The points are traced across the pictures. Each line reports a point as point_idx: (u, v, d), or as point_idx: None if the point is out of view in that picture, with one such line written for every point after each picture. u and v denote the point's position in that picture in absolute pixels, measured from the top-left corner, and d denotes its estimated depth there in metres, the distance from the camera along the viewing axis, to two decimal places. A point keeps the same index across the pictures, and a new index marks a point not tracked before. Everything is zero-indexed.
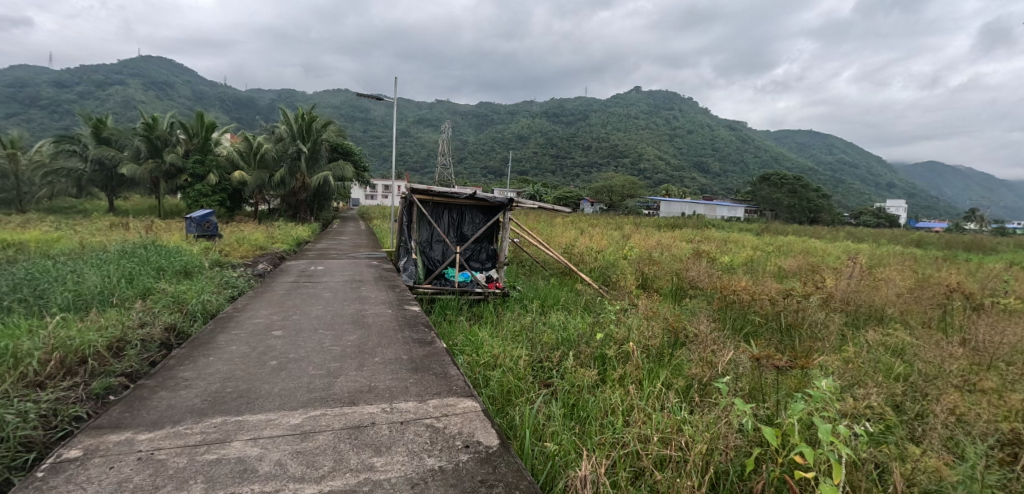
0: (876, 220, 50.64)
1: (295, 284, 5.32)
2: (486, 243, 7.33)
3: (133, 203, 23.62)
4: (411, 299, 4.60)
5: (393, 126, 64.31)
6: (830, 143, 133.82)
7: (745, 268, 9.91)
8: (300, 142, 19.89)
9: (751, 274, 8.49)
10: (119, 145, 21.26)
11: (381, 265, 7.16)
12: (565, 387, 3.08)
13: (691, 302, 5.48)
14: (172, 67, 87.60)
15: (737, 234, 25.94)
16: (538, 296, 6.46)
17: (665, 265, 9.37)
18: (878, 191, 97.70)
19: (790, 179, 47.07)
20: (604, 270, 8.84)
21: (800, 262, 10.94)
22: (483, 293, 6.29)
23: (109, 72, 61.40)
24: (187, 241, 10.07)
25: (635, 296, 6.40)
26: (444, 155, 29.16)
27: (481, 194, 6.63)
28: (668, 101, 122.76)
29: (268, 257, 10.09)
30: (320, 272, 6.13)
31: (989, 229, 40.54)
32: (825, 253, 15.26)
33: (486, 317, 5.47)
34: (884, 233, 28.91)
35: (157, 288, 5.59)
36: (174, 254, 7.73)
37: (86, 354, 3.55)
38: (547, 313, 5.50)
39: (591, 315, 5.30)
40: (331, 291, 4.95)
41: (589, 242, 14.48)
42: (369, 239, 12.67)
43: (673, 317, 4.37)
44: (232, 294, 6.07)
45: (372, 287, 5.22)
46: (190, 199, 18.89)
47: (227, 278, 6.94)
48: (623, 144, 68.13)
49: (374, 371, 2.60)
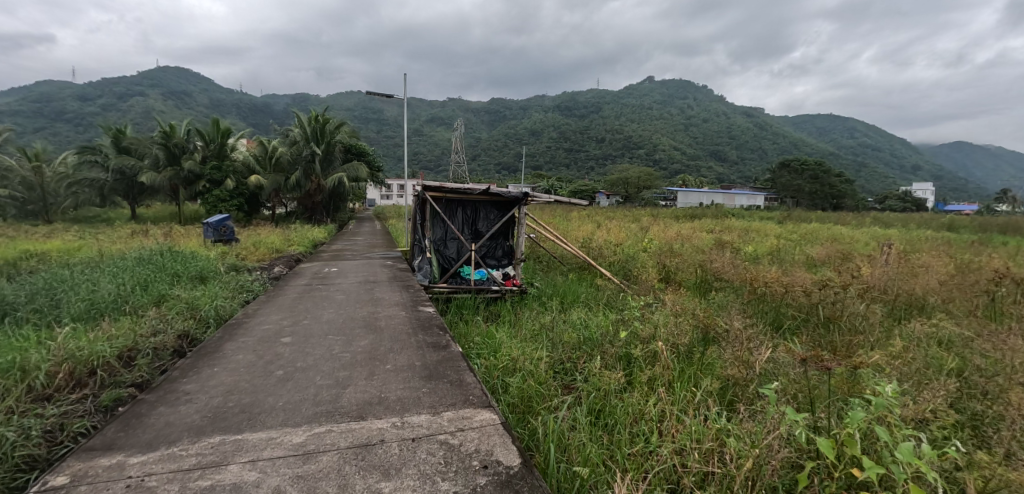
0: (902, 204, 48.97)
1: (308, 287, 5.21)
2: (502, 240, 7.13)
3: (154, 211, 24.12)
4: (426, 300, 4.44)
5: (406, 126, 64.58)
6: (852, 127, 129.75)
7: (771, 257, 9.52)
8: (314, 144, 19.94)
9: (779, 264, 8.11)
10: (139, 154, 21.70)
11: (394, 265, 7.04)
12: (589, 392, 2.88)
13: (719, 295, 5.20)
14: (189, 76, 89.42)
15: (758, 222, 25.24)
16: (557, 293, 6.24)
17: (687, 256, 9.04)
18: (904, 174, 94.37)
19: (810, 164, 45.74)
20: (624, 264, 8.57)
21: (829, 250, 10.49)
22: (500, 291, 6.10)
23: (130, 83, 63.01)
24: (205, 246, 10.15)
25: (659, 291, 6.14)
26: (456, 152, 29.11)
27: (495, 189, 6.43)
28: (682, 90, 120.58)
29: (283, 260, 10.10)
30: (333, 274, 6.02)
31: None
32: (854, 240, 14.66)
33: (504, 317, 5.28)
34: (913, 218, 27.82)
35: (171, 295, 5.57)
36: (190, 259, 7.75)
37: (95, 365, 3.49)
38: (567, 311, 5.28)
39: (614, 311, 5.07)
40: (345, 293, 4.82)
41: (607, 235, 14.19)
42: (384, 239, 12.62)
43: (702, 312, 4.11)
44: (247, 298, 6.02)
45: (386, 287, 5.08)
46: (209, 204, 19.18)
47: (241, 282, 6.92)
48: (637, 135, 67.13)
49: (385, 380, 2.42)
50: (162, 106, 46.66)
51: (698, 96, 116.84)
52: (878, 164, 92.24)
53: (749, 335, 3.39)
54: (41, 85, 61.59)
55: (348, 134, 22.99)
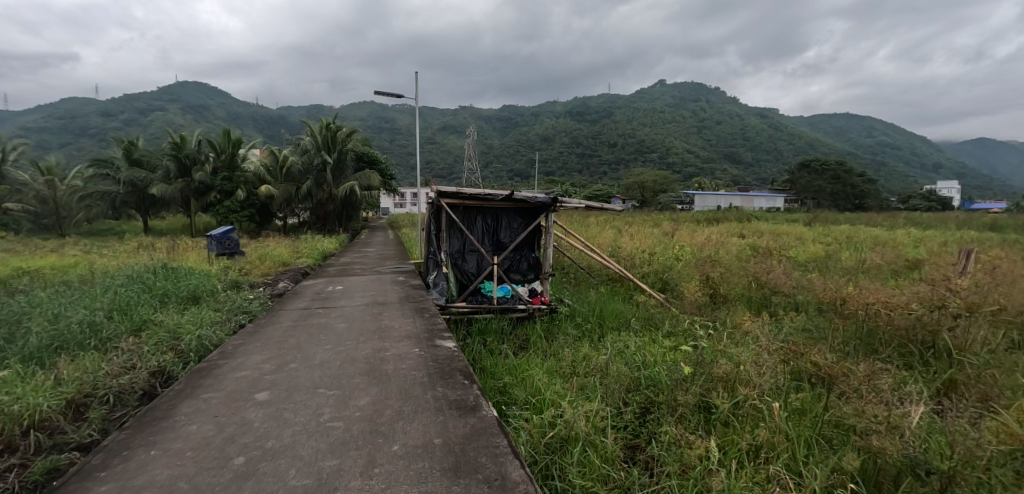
0: (927, 203, 46.88)
1: (307, 311, 4.48)
2: (527, 251, 6.34)
3: (167, 224, 23.89)
4: (444, 330, 3.62)
5: (418, 135, 64.65)
6: (870, 126, 126.43)
7: (822, 266, 8.52)
8: (325, 153, 19.48)
9: (839, 275, 7.17)
10: (152, 167, 21.49)
11: (406, 281, 6.27)
12: (677, 475, 2.14)
13: (795, 316, 4.40)
14: (207, 90, 90.93)
15: (782, 225, 23.97)
16: (593, 312, 5.46)
17: (734, 267, 8.13)
18: (928, 172, 91.29)
19: (831, 165, 44.09)
20: (663, 275, 7.71)
21: (885, 257, 9.42)
22: (527, 310, 5.44)
23: (150, 98, 64.18)
24: (207, 261, 9.53)
25: (715, 312, 5.32)
26: (469, 159, 28.54)
27: (520, 194, 5.67)
28: (694, 93, 119.16)
29: (290, 274, 9.44)
30: (338, 294, 5.29)
31: None
32: (897, 243, 13.49)
33: (537, 345, 4.54)
34: (945, 218, 26.30)
35: (154, 320, 4.88)
36: (186, 276, 7.12)
37: (33, 422, 2.80)
38: (613, 338, 4.50)
39: (671, 338, 4.30)
40: (349, 320, 4.06)
41: (631, 242, 13.30)
42: (396, 250, 11.92)
43: (795, 345, 3.32)
44: (243, 322, 5.32)
45: (398, 312, 4.32)
46: (221, 216, 18.79)
47: (238, 301, 6.23)
48: (650, 139, 66.07)
49: (390, 479, 1.63)
50: (180, 120, 47.22)
51: (711, 98, 115.04)
52: (900, 164, 89.38)
53: (877, 383, 2.60)
54: (65, 102, 63.01)
55: (361, 142, 22.50)
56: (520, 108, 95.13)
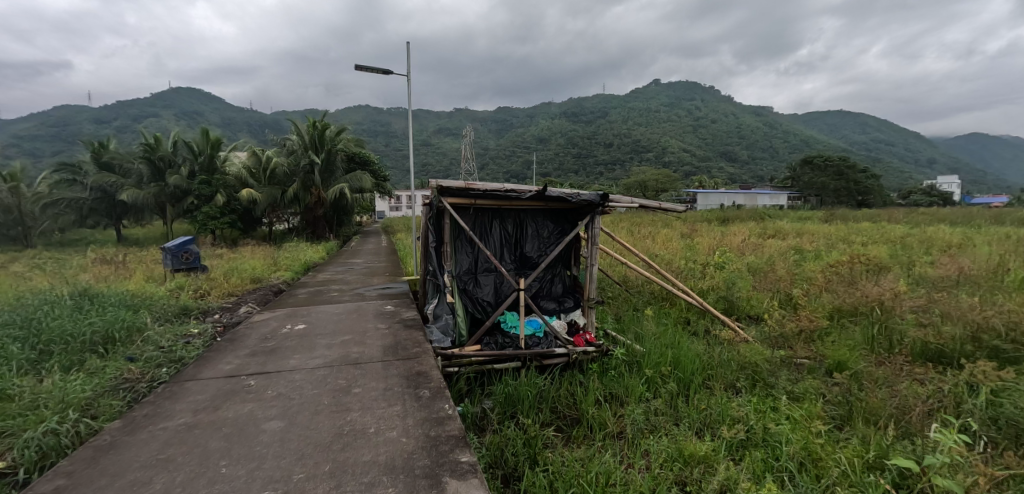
0: (930, 198, 45.12)
1: (237, 379, 2.85)
2: (560, 268, 4.72)
3: (144, 233, 22.13)
4: (455, 444, 1.95)
5: (414, 138, 63.15)
6: (865, 122, 125.32)
7: (911, 276, 6.72)
8: (312, 153, 17.64)
9: (953, 290, 5.48)
10: (125, 171, 19.73)
11: (397, 311, 4.57)
12: None
13: (995, 378, 2.98)
14: (196, 94, 88.47)
15: (804, 224, 21.97)
16: (663, 354, 3.87)
17: (812, 281, 6.51)
18: (926, 168, 89.73)
19: (834, 160, 42.16)
20: (727, 293, 6.11)
21: (979, 261, 7.71)
22: (568, 355, 3.86)
23: (137, 102, 62.19)
24: (157, 282, 7.79)
25: (835, 363, 3.86)
26: (467, 160, 26.71)
27: (556, 191, 4.05)
28: (691, 92, 118.10)
29: (259, 293, 7.72)
30: (291, 341, 3.59)
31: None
32: (956, 242, 11.74)
33: (603, 429, 2.99)
34: (970, 212, 24.46)
35: (12, 390, 3.21)
36: (111, 306, 5.45)
37: None
38: (728, 415, 2.94)
39: (827, 423, 2.86)
40: (291, 410, 2.36)
41: (655, 247, 11.54)
42: (389, 262, 10.21)
43: None
44: (155, 383, 3.57)
45: (376, 385, 2.60)
46: (198, 224, 16.89)
47: (170, 341, 4.56)
48: (646, 138, 64.66)
49: None
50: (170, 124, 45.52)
51: (707, 97, 113.75)
52: (898, 160, 87.90)
53: None
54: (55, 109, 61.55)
55: (351, 142, 20.75)
56: (515, 109, 93.32)
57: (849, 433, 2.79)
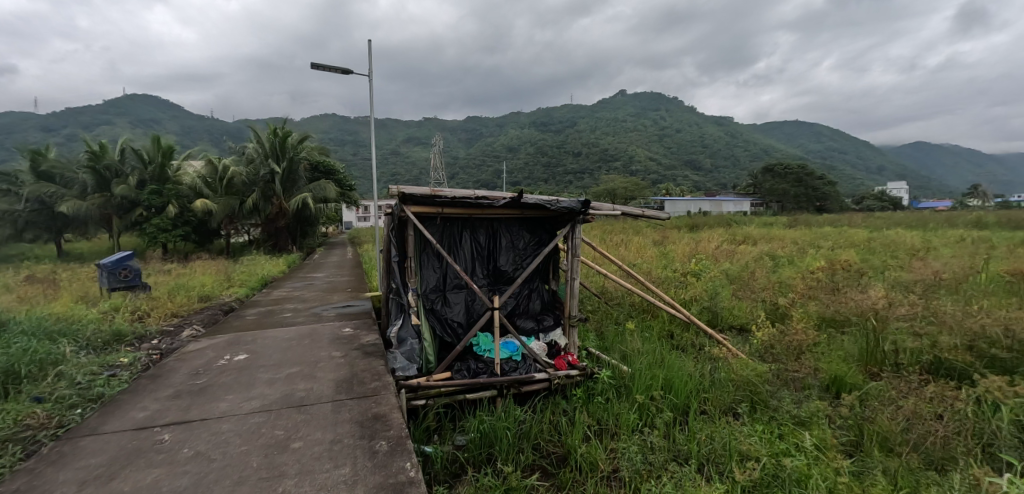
0: (881, 203, 47.28)
1: (148, 433, 2.32)
2: (538, 282, 4.34)
3: (88, 247, 20.51)
4: None
5: (383, 147, 62.06)
6: (819, 132, 131.36)
7: (888, 281, 6.60)
8: (273, 161, 16.75)
9: (934, 296, 5.34)
10: (66, 181, 18.22)
11: (357, 335, 4.07)
12: None
13: (1011, 394, 2.77)
14: (152, 100, 84.51)
15: (771, 229, 22.35)
16: (653, 375, 3.53)
17: (794, 289, 6.33)
18: (876, 175, 94.49)
19: (793, 167, 43.62)
20: (710, 304, 5.85)
21: (946, 264, 7.73)
22: (548, 380, 3.47)
23: (88, 108, 58.85)
24: (89, 303, 6.95)
25: (832, 379, 3.61)
26: (436, 169, 26.14)
27: (533, 198, 3.67)
28: (657, 103, 121.18)
29: (207, 312, 6.99)
30: (226, 377, 3.05)
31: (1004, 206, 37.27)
32: (916, 246, 11.95)
33: (593, 473, 2.62)
34: (921, 216, 25.46)
35: None
36: (22, 336, 4.69)
37: None
38: (737, 451, 2.60)
39: (844, 456, 2.57)
40: (206, 478, 1.90)
41: (629, 255, 11.29)
42: (354, 277, 9.58)
43: None
44: (66, 403, 2.86)
45: (321, 437, 2.19)
46: (148, 237, 15.71)
47: (89, 361, 3.87)
48: (614, 147, 65.68)
49: None
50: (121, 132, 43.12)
51: (671, 107, 116.84)
52: (851, 168, 92.34)
53: None
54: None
55: (315, 150, 19.92)
56: (486, 118, 93.37)
57: (870, 465, 2.54)
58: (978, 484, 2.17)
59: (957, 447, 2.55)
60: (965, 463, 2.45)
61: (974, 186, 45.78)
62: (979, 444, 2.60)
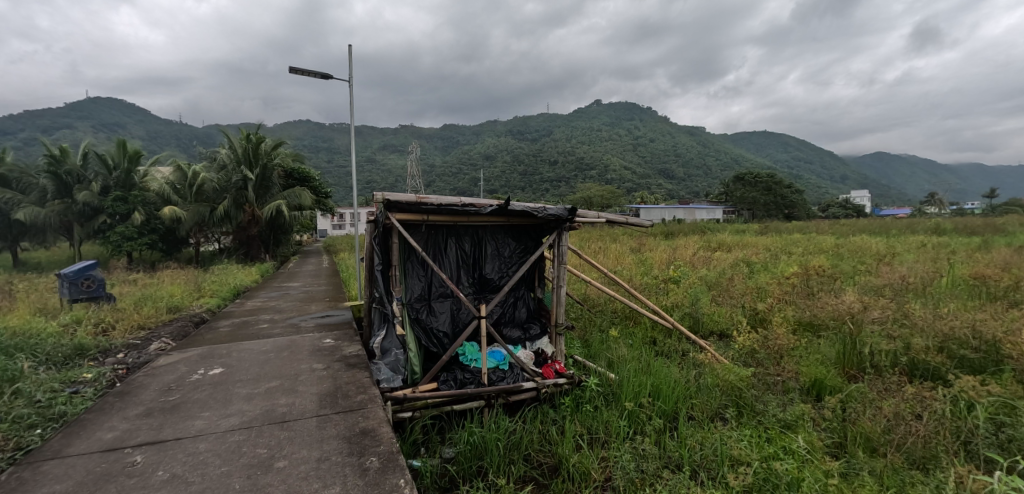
0: (845, 211, 49.05)
1: (117, 455, 2.17)
2: (524, 290, 4.32)
3: (44, 257, 19.39)
4: None
5: (359, 155, 61.15)
6: (786, 142, 136.03)
7: (858, 286, 6.78)
8: (245, 167, 16.26)
9: (904, 300, 5.49)
10: (23, 186, 17.29)
11: (339, 346, 3.94)
12: None
13: (984, 393, 2.89)
14: (116, 104, 81.44)
15: (742, 237, 22.87)
16: (641, 381, 3.53)
17: (771, 294, 6.46)
18: (840, 184, 98.24)
19: (762, 176, 45.03)
20: (692, 309, 5.91)
21: (911, 269, 7.98)
22: (536, 389, 3.43)
23: (48, 111, 56.26)
24: (48, 316, 6.55)
25: (813, 382, 3.68)
26: (414, 177, 25.81)
27: (520, 205, 3.65)
28: (632, 112, 123.51)
29: (177, 324, 6.67)
30: (201, 393, 2.90)
31: (958, 211, 39.14)
32: (880, 252, 12.37)
33: (584, 485, 2.57)
34: (883, 222, 26.48)
35: None
36: None
37: None
38: (730, 455, 2.61)
39: (831, 459, 2.61)
40: None
41: (609, 263, 11.30)
42: (331, 286, 9.32)
43: None
44: (25, 426, 2.63)
45: (307, 455, 2.10)
46: (112, 245, 14.98)
47: (52, 378, 3.62)
48: (590, 156, 66.48)
49: None
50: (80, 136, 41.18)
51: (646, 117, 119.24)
52: (816, 177, 95.73)
53: None
54: None
55: (289, 157, 19.48)
56: (464, 126, 93.30)
57: (856, 466, 2.61)
58: (963, 482, 2.23)
59: (938, 446, 2.63)
60: (947, 460, 2.52)
61: (931, 194, 47.86)
62: (959, 441, 2.68)
